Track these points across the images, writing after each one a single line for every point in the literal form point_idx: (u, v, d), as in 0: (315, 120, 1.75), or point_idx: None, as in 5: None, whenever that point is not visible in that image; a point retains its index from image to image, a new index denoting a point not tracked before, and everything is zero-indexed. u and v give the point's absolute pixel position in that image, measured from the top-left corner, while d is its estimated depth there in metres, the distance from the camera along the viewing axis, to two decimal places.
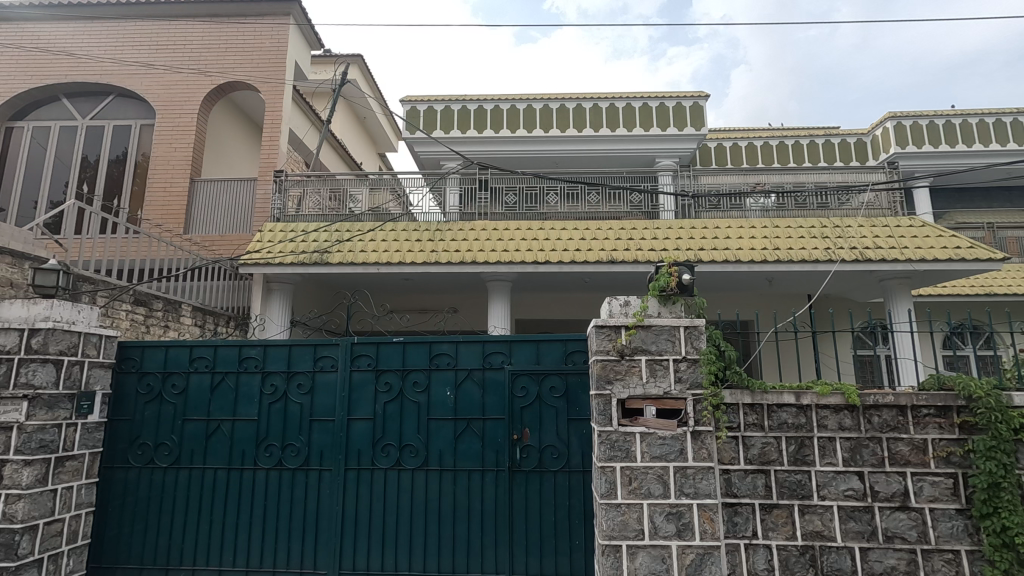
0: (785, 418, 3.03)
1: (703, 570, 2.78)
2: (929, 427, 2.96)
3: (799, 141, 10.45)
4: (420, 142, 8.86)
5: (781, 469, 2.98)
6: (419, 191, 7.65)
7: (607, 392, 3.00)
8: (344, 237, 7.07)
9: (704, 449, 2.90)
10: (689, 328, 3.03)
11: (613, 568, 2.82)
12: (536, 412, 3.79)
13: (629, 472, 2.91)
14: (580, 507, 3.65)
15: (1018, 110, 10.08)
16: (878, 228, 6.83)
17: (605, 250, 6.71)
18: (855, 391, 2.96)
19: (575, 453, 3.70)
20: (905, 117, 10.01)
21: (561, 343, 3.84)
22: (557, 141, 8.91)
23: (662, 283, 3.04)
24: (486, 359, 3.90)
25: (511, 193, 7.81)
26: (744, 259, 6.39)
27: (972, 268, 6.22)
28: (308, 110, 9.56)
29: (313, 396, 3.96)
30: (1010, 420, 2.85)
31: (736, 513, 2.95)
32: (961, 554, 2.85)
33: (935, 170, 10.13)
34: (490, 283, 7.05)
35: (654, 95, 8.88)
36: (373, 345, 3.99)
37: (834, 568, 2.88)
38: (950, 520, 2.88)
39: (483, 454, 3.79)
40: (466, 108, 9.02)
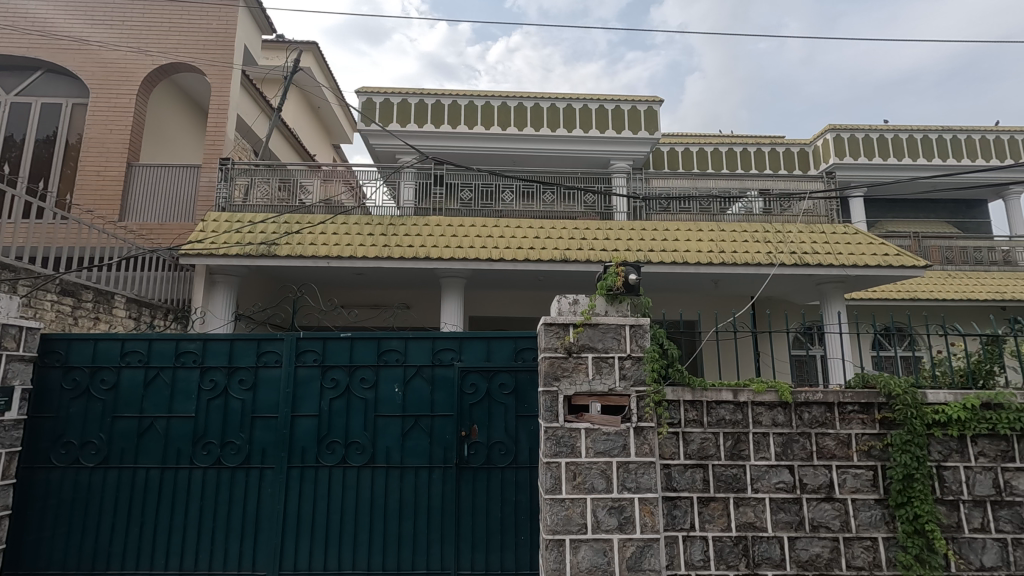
0: (723, 414, 3.15)
1: (643, 563, 2.86)
2: (854, 423, 3.15)
3: (747, 148, 10.84)
4: (375, 135, 8.67)
5: (719, 463, 3.10)
6: (373, 183, 7.49)
7: (554, 388, 3.04)
8: (292, 228, 6.87)
9: (646, 445, 2.99)
10: (635, 327, 3.12)
11: (556, 562, 2.86)
12: (485, 409, 3.81)
13: (574, 467, 2.96)
14: (527, 503, 3.70)
15: (943, 127, 10.83)
16: (814, 234, 7.20)
17: (559, 248, 6.78)
18: (787, 389, 3.13)
19: (523, 448, 3.75)
20: (844, 130, 10.56)
21: (511, 341, 3.89)
22: (515, 139, 8.94)
23: (609, 283, 3.12)
24: (435, 355, 3.90)
25: (466, 189, 7.78)
26: (691, 261, 6.60)
27: (898, 274, 6.64)
28: (258, 95, 9.21)
29: (256, 391, 3.84)
30: (923, 416, 3.08)
31: (675, 506, 3.05)
32: (879, 540, 3.04)
33: (869, 181, 10.74)
34: (443, 280, 7.01)
35: (610, 98, 9.05)
36: (320, 341, 3.90)
37: (765, 557, 3.01)
38: (869, 509, 3.07)
39: (430, 451, 3.78)
40: (423, 102, 8.90)
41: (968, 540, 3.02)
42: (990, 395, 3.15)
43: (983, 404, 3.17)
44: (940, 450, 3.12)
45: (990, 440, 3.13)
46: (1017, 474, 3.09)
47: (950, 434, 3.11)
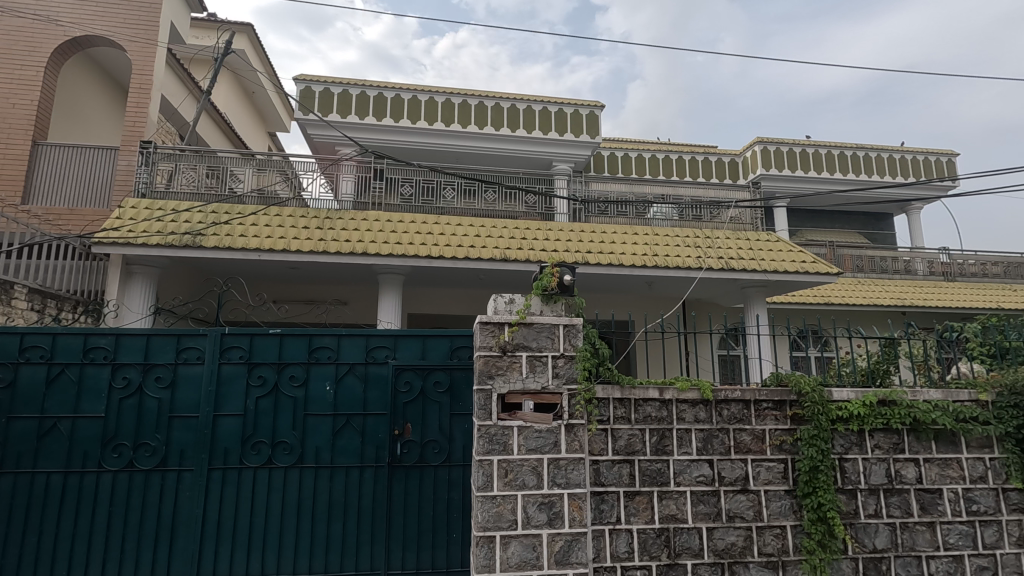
0: (649, 411, 3.29)
1: (570, 557, 2.93)
2: (768, 419, 3.37)
3: (683, 156, 11.30)
4: (313, 125, 8.38)
5: (644, 458, 3.23)
6: (310, 175, 7.26)
7: (488, 387, 3.06)
8: (221, 219, 6.54)
9: (576, 441, 3.07)
10: (568, 327, 3.19)
11: (486, 559, 2.87)
12: (419, 407, 3.81)
13: (506, 465, 2.99)
14: (459, 500, 3.73)
15: (858, 145, 11.71)
16: (740, 240, 7.60)
17: (499, 247, 6.81)
18: (709, 387, 3.30)
19: (457, 446, 3.78)
20: (771, 143, 11.21)
21: (448, 339, 3.98)
22: (459, 136, 8.90)
23: (544, 283, 3.18)
24: (369, 353, 3.87)
25: (407, 184, 7.67)
26: (626, 263, 6.80)
27: (813, 279, 7.13)
28: (185, 75, 8.70)
29: (175, 389, 3.64)
30: (828, 412, 3.34)
31: (603, 500, 3.14)
32: (787, 528, 3.25)
33: (792, 192, 11.44)
34: (381, 277, 6.89)
35: (554, 100, 9.17)
36: (246, 337, 3.73)
37: (685, 547, 3.16)
38: (780, 499, 3.28)
39: (362, 450, 3.73)
40: (365, 93, 8.69)
41: (863, 525, 3.29)
42: (886, 392, 3.44)
43: (881, 401, 3.46)
44: (843, 444, 3.38)
45: (884, 434, 3.43)
46: (906, 464, 3.41)
47: (851, 428, 3.38)
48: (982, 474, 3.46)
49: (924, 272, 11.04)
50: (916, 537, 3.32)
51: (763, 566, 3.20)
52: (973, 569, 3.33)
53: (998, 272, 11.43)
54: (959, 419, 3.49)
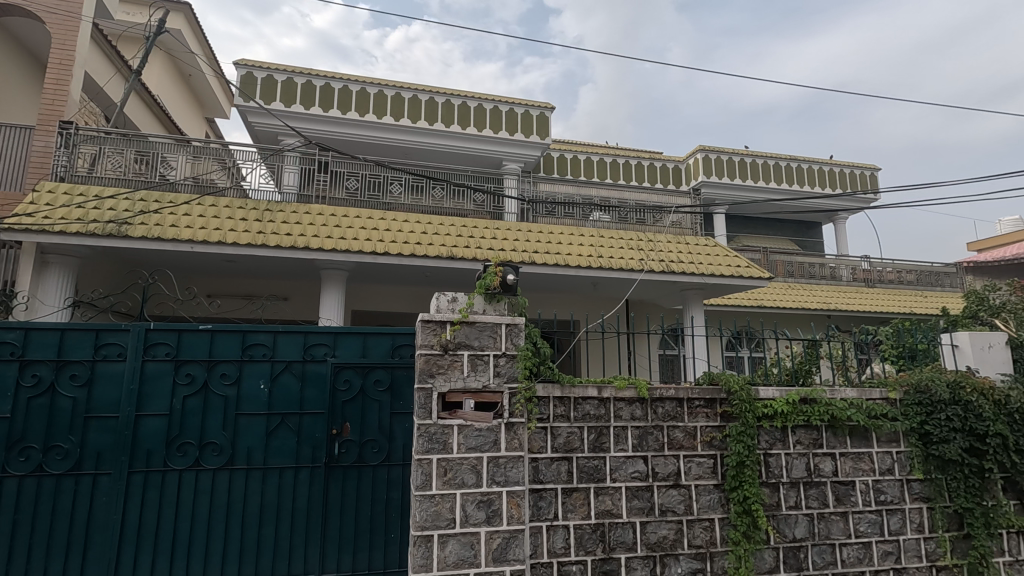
0: (588, 410, 3.36)
1: (508, 554, 2.96)
2: (699, 416, 3.52)
3: (630, 161, 11.59)
4: (254, 112, 8.04)
5: (582, 455, 3.29)
6: (250, 164, 6.98)
7: (428, 385, 3.04)
8: (149, 207, 6.17)
9: (516, 440, 3.10)
10: (510, 326, 3.22)
11: (423, 559, 2.85)
12: (359, 406, 3.77)
13: (445, 464, 2.98)
14: (398, 500, 3.71)
15: (792, 157, 12.37)
16: (680, 244, 7.88)
17: (446, 245, 6.76)
18: (645, 385, 3.40)
19: (396, 446, 3.77)
20: (712, 152, 11.67)
21: (389, 338, 3.96)
22: (408, 131, 8.78)
23: (487, 282, 3.20)
24: (307, 351, 3.78)
25: (353, 178, 7.49)
26: (572, 263, 6.91)
27: (748, 283, 7.48)
28: (113, 53, 8.18)
29: (92, 388, 3.42)
30: (755, 410, 3.52)
31: (541, 497, 3.18)
32: (715, 521, 3.40)
33: (731, 199, 11.95)
34: (324, 272, 6.71)
35: (505, 99, 9.21)
36: (174, 333, 3.55)
37: (619, 541, 3.25)
38: (709, 493, 3.43)
39: (298, 450, 3.64)
40: (311, 82, 8.41)
41: (785, 516, 3.49)
42: (808, 391, 3.66)
43: (803, 399, 3.67)
44: (768, 440, 3.57)
45: (805, 430, 3.65)
46: (823, 458, 3.63)
47: (775, 425, 3.57)
48: (890, 466, 3.74)
49: (847, 278, 11.79)
50: (831, 526, 3.55)
51: (693, 558, 3.32)
52: (880, 555, 3.58)
53: (912, 280, 12.37)
54: (871, 416, 3.75)
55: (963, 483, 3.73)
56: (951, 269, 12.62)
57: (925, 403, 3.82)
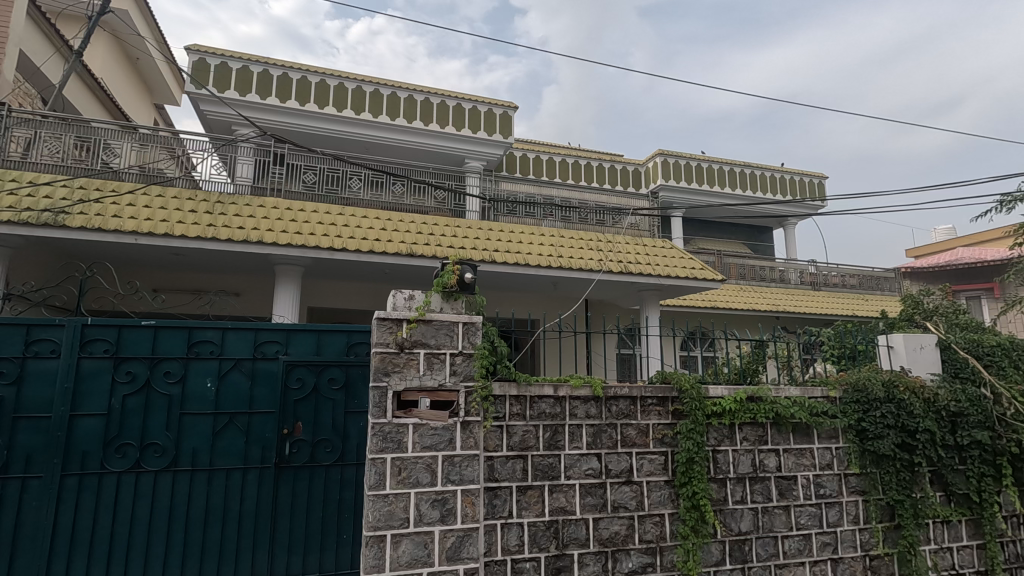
0: (543, 408, 3.39)
1: (461, 553, 2.96)
2: (652, 414, 3.60)
3: (591, 162, 11.74)
4: (206, 100, 7.73)
5: (537, 453, 3.32)
6: (200, 154, 6.65)
7: (383, 384, 3.00)
8: (90, 196, 5.85)
9: (471, 438, 3.09)
10: (467, 325, 3.21)
11: (375, 559, 2.82)
12: (311, 405, 3.70)
13: (400, 463, 2.96)
14: (351, 500, 3.68)
15: (746, 163, 12.80)
16: (638, 246, 8.03)
17: (405, 242, 6.69)
18: (600, 384, 3.46)
19: (350, 445, 3.73)
20: (671, 156, 11.95)
21: (344, 335, 3.90)
22: (369, 126, 8.64)
23: (445, 280, 3.18)
24: (258, 348, 3.68)
25: (310, 171, 7.32)
26: (532, 263, 6.95)
27: (702, 285, 7.69)
28: (52, 32, 7.72)
29: (21, 386, 3.20)
30: (705, 407, 3.63)
31: (496, 495, 3.19)
32: (665, 516, 3.49)
33: (688, 203, 12.27)
34: (278, 268, 6.52)
35: (468, 97, 9.17)
36: (114, 329, 3.38)
37: (572, 538, 3.29)
38: (660, 489, 3.51)
39: (246, 451, 3.54)
40: (267, 72, 8.15)
41: (731, 510, 3.62)
42: (754, 390, 3.80)
43: (749, 397, 3.81)
44: (716, 436, 3.69)
45: (752, 427, 3.78)
46: (768, 454, 3.78)
47: (723, 422, 3.70)
48: (829, 462, 3.92)
49: (796, 281, 12.28)
50: (774, 520, 3.69)
51: (643, 552, 3.40)
52: (819, 546, 3.76)
53: (855, 283, 12.99)
54: (812, 413, 3.92)
55: (895, 476, 3.95)
56: (891, 274, 13.32)
57: (863, 400, 4.03)
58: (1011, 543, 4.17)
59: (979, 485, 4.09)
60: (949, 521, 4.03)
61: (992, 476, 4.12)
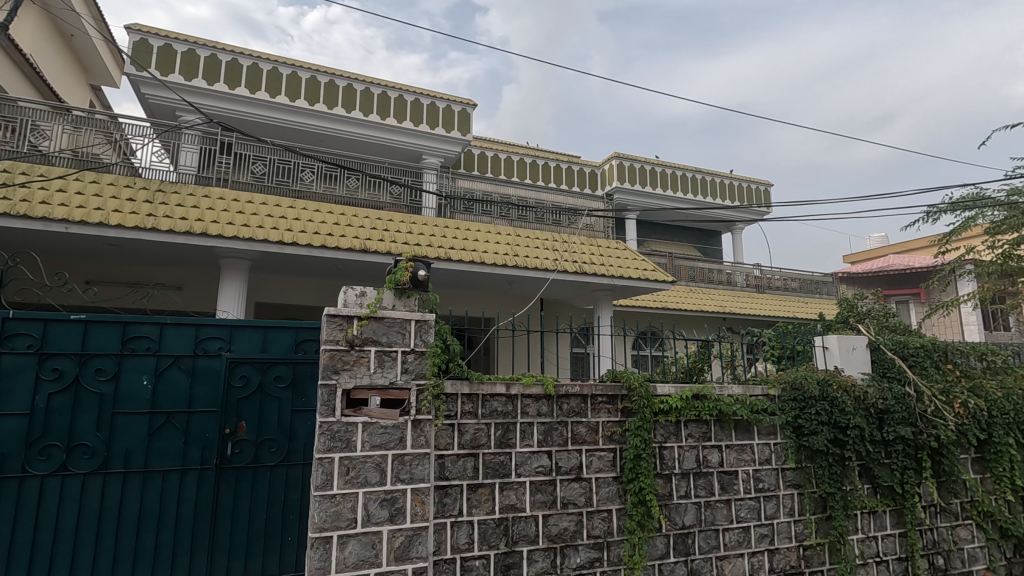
0: (495, 406, 3.40)
1: (410, 552, 2.93)
2: (602, 412, 3.67)
3: (549, 163, 11.85)
4: (148, 83, 7.34)
5: (488, 451, 3.33)
6: (141, 139, 6.33)
7: (333, 382, 2.94)
8: (15, 180, 5.45)
9: (422, 437, 3.07)
10: (419, 322, 3.19)
11: (321, 561, 2.76)
12: (255, 404, 3.59)
13: (348, 462, 2.90)
14: (297, 501, 3.60)
15: (697, 169, 13.21)
16: (592, 247, 8.16)
17: (359, 237, 6.56)
18: (552, 382, 3.50)
19: (297, 445, 3.65)
20: (627, 159, 12.20)
21: (292, 331, 3.77)
22: (323, 118, 8.43)
23: (397, 277, 3.15)
24: (199, 345, 3.53)
25: (260, 162, 7.07)
26: (487, 261, 6.94)
27: (653, 286, 7.89)
28: None
29: None
30: (652, 405, 3.73)
31: (446, 494, 3.18)
32: (613, 512, 3.56)
33: (642, 206, 12.56)
34: (223, 261, 6.27)
35: (427, 92, 9.08)
36: (39, 323, 3.16)
37: (521, 535, 3.31)
38: (608, 485, 3.59)
39: (185, 452, 3.40)
40: (216, 57, 7.82)
41: (676, 505, 3.73)
42: (699, 388, 3.94)
43: (694, 395, 3.95)
44: (663, 433, 3.80)
45: (697, 424, 3.92)
46: (711, 450, 3.92)
47: (670, 419, 3.81)
48: (768, 457, 4.10)
49: (742, 284, 12.77)
50: (715, 513, 3.84)
51: (591, 547, 3.46)
52: (756, 538, 3.93)
53: (796, 287, 13.62)
54: (753, 410, 4.10)
55: (827, 470, 4.18)
56: (829, 279, 14.05)
57: (799, 398, 4.24)
58: (930, 530, 4.46)
59: (902, 477, 4.37)
60: (875, 512, 4.28)
61: (914, 469, 4.41)
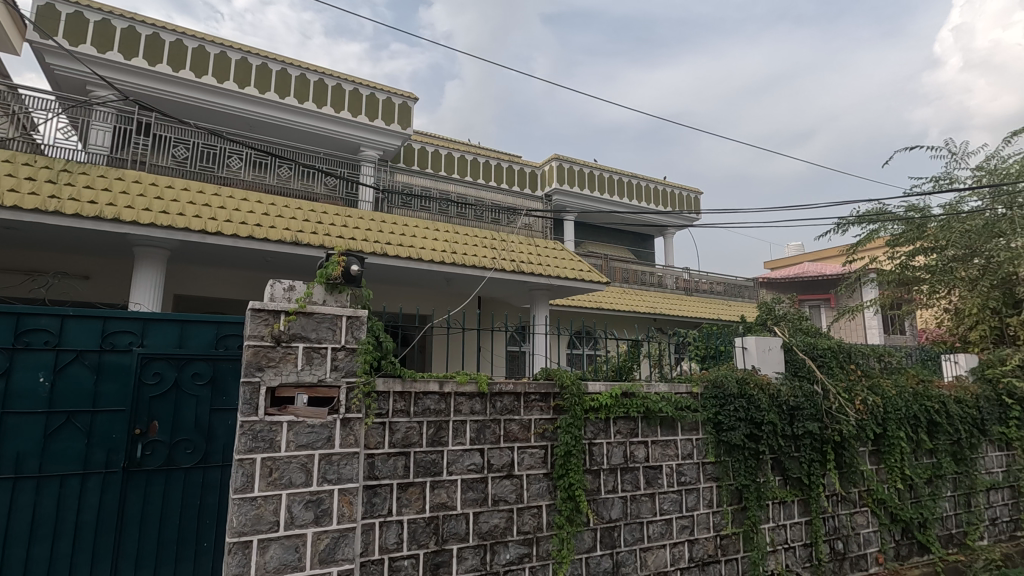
0: (428, 404, 3.37)
1: (335, 554, 2.85)
2: (534, 410, 3.72)
3: (490, 161, 11.86)
4: (54, 53, 6.71)
5: (420, 449, 3.29)
6: (44, 114, 5.77)
7: (256, 379, 2.81)
8: None
9: (351, 436, 2.99)
10: (351, 318, 3.10)
11: (239, 566, 2.64)
12: (169, 403, 3.37)
13: (271, 463, 2.78)
14: (214, 505, 3.42)
15: (633, 174, 13.63)
16: (530, 246, 8.24)
17: (290, 229, 6.29)
18: (485, 380, 3.51)
19: (215, 446, 3.46)
20: (566, 161, 12.40)
21: (213, 326, 3.58)
22: (253, 102, 8.02)
23: (329, 271, 3.06)
24: (107, 339, 3.28)
25: (182, 145, 6.64)
26: (425, 258, 6.85)
27: (588, 286, 8.07)
28: None
29: None
30: (583, 402, 3.82)
31: (375, 494, 3.11)
32: (543, 507, 3.62)
33: (580, 207, 12.81)
34: (138, 250, 5.83)
35: (366, 83, 8.85)
36: None
37: (451, 533, 3.30)
38: (539, 482, 3.64)
39: (88, 454, 3.14)
40: (134, 30, 7.25)
41: (603, 499, 3.85)
42: (629, 386, 4.07)
43: (624, 393, 4.08)
44: (593, 430, 3.90)
45: (625, 421, 4.05)
46: (637, 446, 4.06)
47: (600, 417, 3.92)
48: (690, 452, 4.30)
49: (671, 286, 13.31)
50: (640, 506, 3.98)
51: (520, 543, 3.50)
52: (678, 529, 4.11)
53: (721, 290, 14.35)
54: (678, 407, 4.28)
55: (743, 463, 4.43)
56: (750, 283, 14.91)
57: (720, 396, 4.47)
58: (831, 517, 4.84)
59: (809, 469, 4.71)
60: (785, 502, 4.59)
61: (819, 461, 4.76)
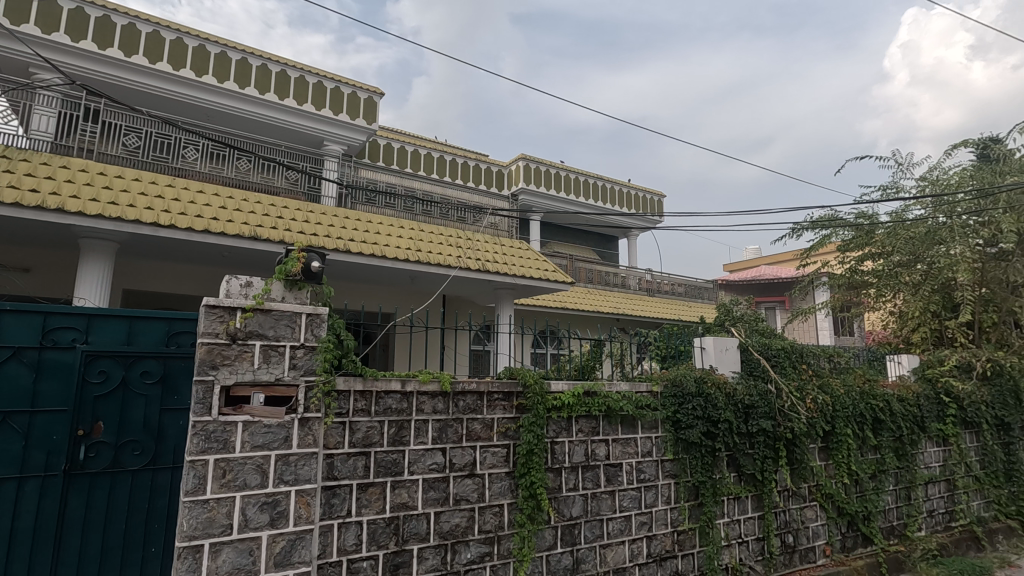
0: (390, 404, 3.32)
1: (291, 557, 2.79)
2: (497, 409, 3.72)
3: (456, 159, 11.79)
4: None
5: (381, 449, 3.25)
6: None
7: (210, 378, 2.72)
8: None
9: (310, 436, 2.92)
10: (311, 316, 3.04)
11: (189, 571, 2.55)
12: (116, 402, 3.24)
13: (225, 464, 2.70)
14: (163, 508, 3.30)
15: (599, 176, 13.79)
16: (496, 245, 8.24)
17: (249, 224, 6.12)
18: (448, 379, 3.49)
19: (165, 447, 3.34)
20: (533, 161, 12.45)
21: (164, 323, 3.45)
22: (212, 91, 7.76)
23: (289, 267, 2.98)
24: (47, 336, 3.11)
25: (134, 134, 6.37)
26: (389, 255, 6.76)
27: (553, 286, 8.13)
28: None
29: None
30: (546, 401, 3.85)
31: (334, 495, 3.06)
32: (504, 506, 3.63)
33: (546, 208, 12.88)
34: (85, 242, 5.56)
35: (331, 76, 8.68)
36: None
37: (412, 533, 3.27)
38: (500, 480, 3.65)
39: (25, 457, 2.98)
40: (83, 11, 6.89)
41: (564, 497, 3.89)
42: (591, 385, 4.12)
43: (586, 392, 4.13)
44: (555, 429, 3.93)
45: (586, 420, 4.10)
46: (598, 444, 4.12)
47: (562, 415, 3.95)
48: (649, 449, 4.39)
49: (635, 287, 13.53)
50: (600, 504, 4.04)
51: (482, 542, 3.50)
52: (637, 525, 4.19)
53: (682, 292, 14.68)
54: (638, 406, 4.36)
55: (699, 460, 4.55)
56: (710, 285, 15.30)
57: (678, 395, 4.57)
58: (783, 512, 5.01)
59: (762, 465, 4.86)
60: (739, 497, 4.73)
61: (771, 458, 4.93)
